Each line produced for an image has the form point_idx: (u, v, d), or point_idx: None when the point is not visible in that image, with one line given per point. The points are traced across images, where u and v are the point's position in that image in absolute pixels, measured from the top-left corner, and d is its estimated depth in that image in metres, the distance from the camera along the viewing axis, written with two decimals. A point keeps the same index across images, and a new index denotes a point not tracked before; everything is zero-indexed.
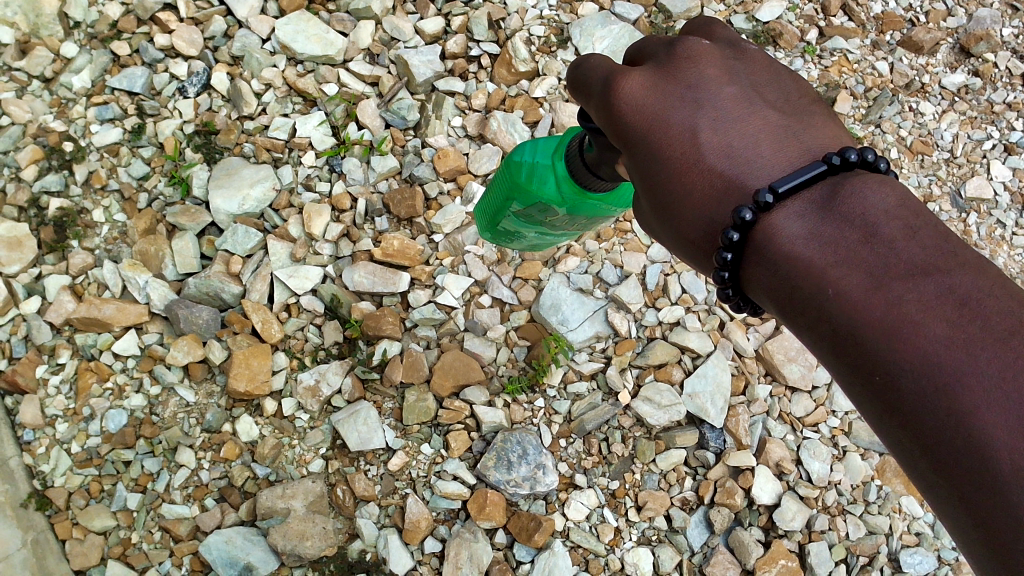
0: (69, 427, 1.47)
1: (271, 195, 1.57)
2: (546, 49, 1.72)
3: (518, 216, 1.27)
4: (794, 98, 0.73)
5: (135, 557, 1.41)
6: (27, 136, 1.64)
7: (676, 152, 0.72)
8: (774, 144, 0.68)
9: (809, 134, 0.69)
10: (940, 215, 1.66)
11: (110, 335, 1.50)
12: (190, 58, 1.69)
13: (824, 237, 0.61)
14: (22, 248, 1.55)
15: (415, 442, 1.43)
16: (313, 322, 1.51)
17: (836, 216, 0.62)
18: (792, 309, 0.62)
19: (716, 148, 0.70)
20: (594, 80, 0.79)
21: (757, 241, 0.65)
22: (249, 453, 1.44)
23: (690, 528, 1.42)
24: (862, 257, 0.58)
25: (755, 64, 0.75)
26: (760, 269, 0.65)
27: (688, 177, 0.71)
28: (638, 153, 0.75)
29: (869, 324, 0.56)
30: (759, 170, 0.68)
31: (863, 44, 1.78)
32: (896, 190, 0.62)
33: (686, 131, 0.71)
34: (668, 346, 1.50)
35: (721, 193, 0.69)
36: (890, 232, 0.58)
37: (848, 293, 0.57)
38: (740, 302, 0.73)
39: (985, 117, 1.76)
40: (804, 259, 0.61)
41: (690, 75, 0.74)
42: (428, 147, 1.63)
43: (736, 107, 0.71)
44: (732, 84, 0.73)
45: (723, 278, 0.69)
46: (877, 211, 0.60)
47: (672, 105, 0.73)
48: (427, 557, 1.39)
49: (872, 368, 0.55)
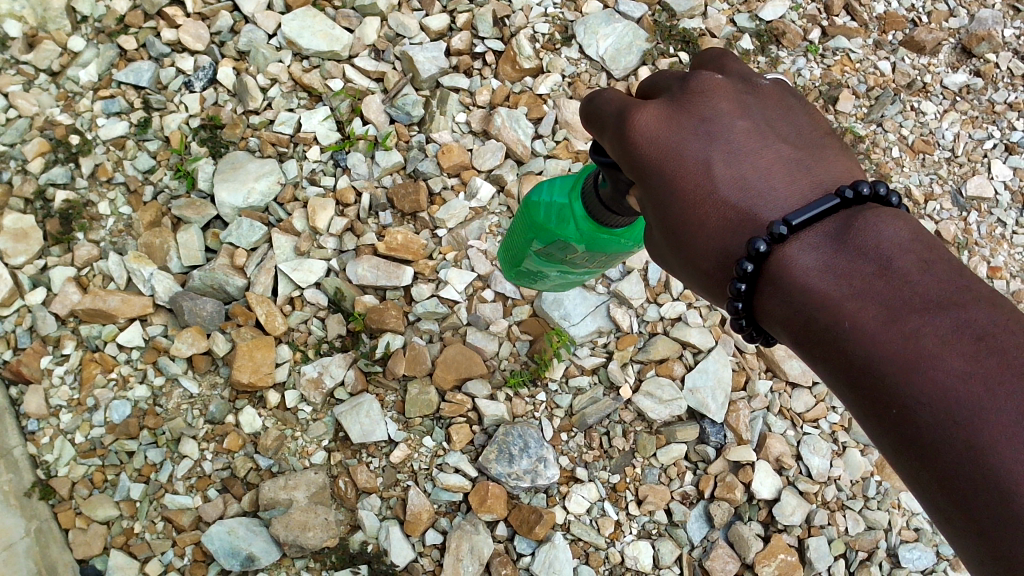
0: (73, 417, 1.48)
1: (276, 189, 1.58)
2: (550, 47, 1.73)
3: (540, 254, 1.28)
4: (807, 131, 0.72)
5: (137, 547, 1.41)
6: (34, 128, 1.65)
7: (690, 185, 0.71)
8: (786, 178, 0.68)
9: (822, 167, 0.69)
10: (940, 214, 1.67)
11: (114, 326, 1.51)
12: (196, 54, 1.70)
13: (838, 269, 0.61)
14: (28, 239, 1.57)
15: (417, 434, 1.44)
16: (317, 315, 1.52)
17: (851, 249, 0.61)
18: (806, 341, 0.62)
19: (729, 180, 0.70)
20: (608, 112, 0.78)
21: (772, 271, 0.65)
22: (252, 444, 1.45)
23: (690, 523, 1.43)
24: (877, 291, 0.58)
25: (767, 98, 0.75)
26: (775, 299, 0.65)
27: (702, 210, 0.71)
28: (651, 186, 0.74)
29: (885, 357, 0.55)
30: (772, 204, 0.67)
31: (865, 43, 1.79)
32: (909, 224, 0.61)
33: (700, 164, 0.71)
34: (669, 342, 1.51)
35: (735, 226, 0.69)
36: (904, 265, 0.58)
37: (864, 326, 0.57)
38: (754, 333, 0.72)
39: (986, 116, 1.77)
40: (820, 291, 0.61)
41: (703, 108, 0.73)
42: (432, 143, 1.65)
43: (749, 141, 0.71)
44: (745, 118, 0.72)
45: (737, 308, 0.68)
46: (892, 244, 0.60)
47: (684, 139, 0.72)
48: (427, 549, 1.40)
49: (889, 401, 0.54)
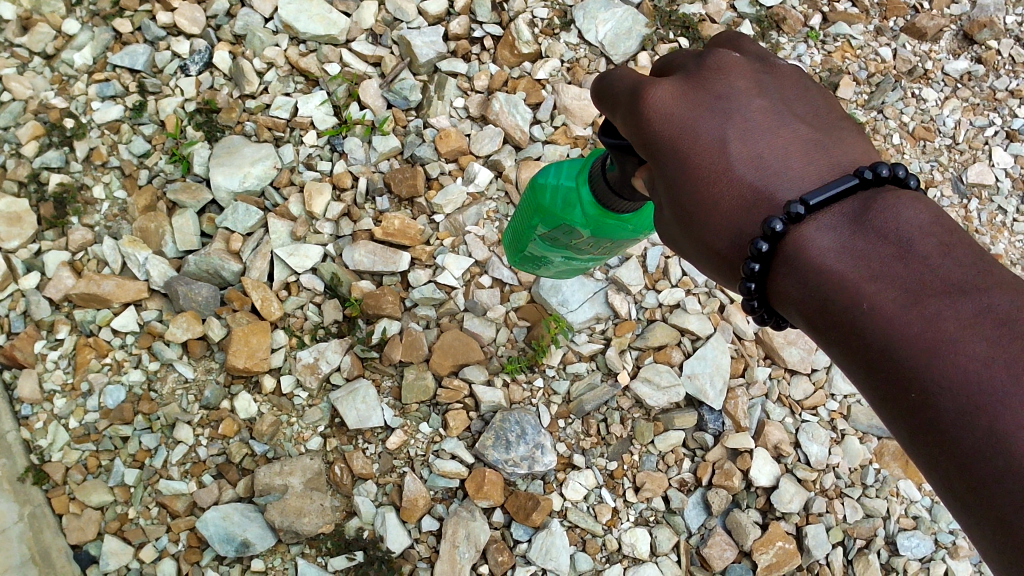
0: (67, 402, 1.48)
1: (272, 174, 1.58)
2: (548, 32, 1.72)
3: (549, 239, 1.25)
4: (823, 112, 0.71)
5: (132, 532, 1.41)
6: (28, 112, 1.64)
7: (704, 163, 0.69)
8: (803, 157, 0.66)
9: (839, 148, 0.67)
10: (940, 200, 1.65)
11: (108, 311, 1.50)
12: (192, 37, 1.68)
13: (857, 251, 0.59)
14: (22, 223, 1.56)
15: (414, 421, 1.43)
16: (313, 300, 1.51)
17: (869, 231, 0.60)
18: (822, 323, 0.60)
19: (743, 158, 0.68)
20: (621, 91, 0.76)
21: (787, 252, 0.63)
22: (247, 430, 1.44)
23: (687, 510, 1.42)
24: (897, 273, 0.56)
25: (783, 78, 0.73)
26: (790, 281, 0.63)
27: (715, 188, 0.68)
28: (664, 164, 0.72)
29: (903, 340, 0.54)
30: (788, 183, 0.66)
31: (866, 29, 1.78)
32: (930, 207, 0.60)
33: (715, 142, 0.69)
34: (667, 328, 1.51)
35: (750, 204, 0.67)
36: (925, 248, 0.57)
37: (882, 308, 0.55)
38: (765, 316, 0.70)
39: (987, 103, 1.76)
40: (837, 272, 0.59)
41: (719, 86, 0.71)
42: (430, 127, 1.63)
43: (765, 120, 0.69)
44: (762, 96, 0.71)
45: (749, 289, 0.67)
46: (912, 227, 0.58)
47: (699, 116, 0.70)
48: (423, 536, 1.39)
49: (907, 385, 0.53)
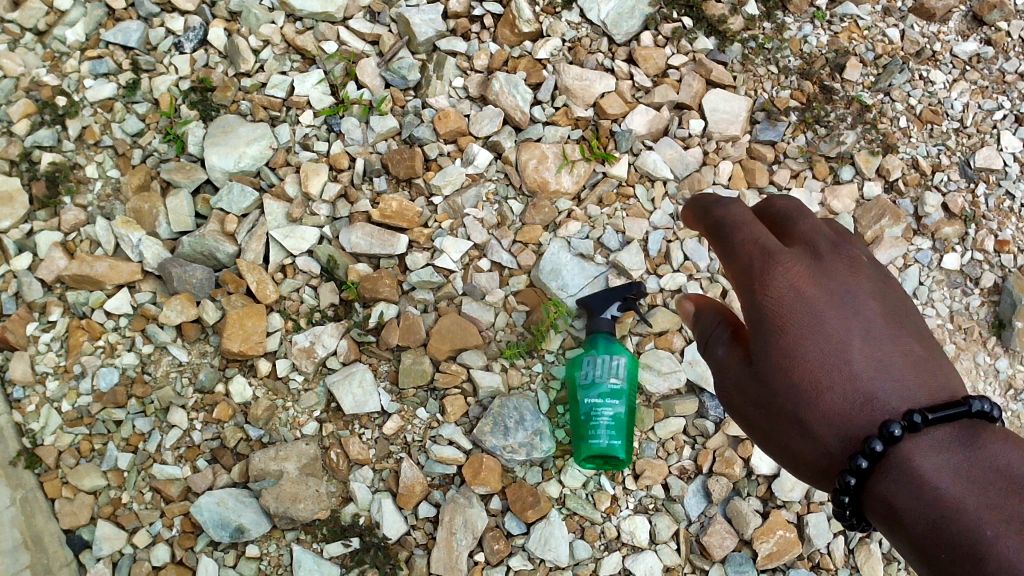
0: (59, 385, 1.45)
1: (268, 154, 1.55)
2: (549, 10, 1.63)
3: (613, 417, 1.30)
4: (926, 339, 1.02)
5: (125, 517, 1.39)
6: (20, 89, 1.61)
7: (823, 377, 0.98)
8: (916, 375, 0.95)
9: (940, 374, 0.97)
10: (947, 184, 1.59)
11: (101, 293, 1.48)
12: (186, 13, 1.64)
13: (963, 470, 0.84)
14: (13, 203, 1.53)
15: (411, 406, 1.41)
16: (310, 283, 1.49)
17: (970, 455, 0.84)
18: (907, 521, 0.85)
19: (880, 379, 0.95)
20: (769, 273, 1.02)
21: (893, 460, 0.88)
22: (242, 414, 1.42)
23: (687, 497, 1.40)
24: (1004, 504, 0.79)
25: (913, 333, 1.01)
26: (891, 484, 0.88)
27: (835, 401, 0.97)
28: (769, 377, 1.00)
29: (983, 529, 0.78)
30: (897, 392, 0.94)
31: (874, 9, 1.69)
32: (1017, 446, 0.85)
33: (841, 359, 0.98)
34: (669, 314, 1.48)
35: (862, 416, 0.94)
36: (997, 471, 0.82)
37: (981, 521, 0.79)
38: (851, 516, 0.95)
39: (997, 86, 1.67)
40: (936, 481, 0.84)
41: (854, 318, 1.00)
42: (429, 108, 1.59)
43: (887, 339, 0.99)
44: (883, 322, 1.01)
45: (850, 484, 0.91)
46: (1013, 465, 0.82)
47: (836, 328, 0.99)
48: (421, 522, 1.38)
49: (978, 547, 0.77)
